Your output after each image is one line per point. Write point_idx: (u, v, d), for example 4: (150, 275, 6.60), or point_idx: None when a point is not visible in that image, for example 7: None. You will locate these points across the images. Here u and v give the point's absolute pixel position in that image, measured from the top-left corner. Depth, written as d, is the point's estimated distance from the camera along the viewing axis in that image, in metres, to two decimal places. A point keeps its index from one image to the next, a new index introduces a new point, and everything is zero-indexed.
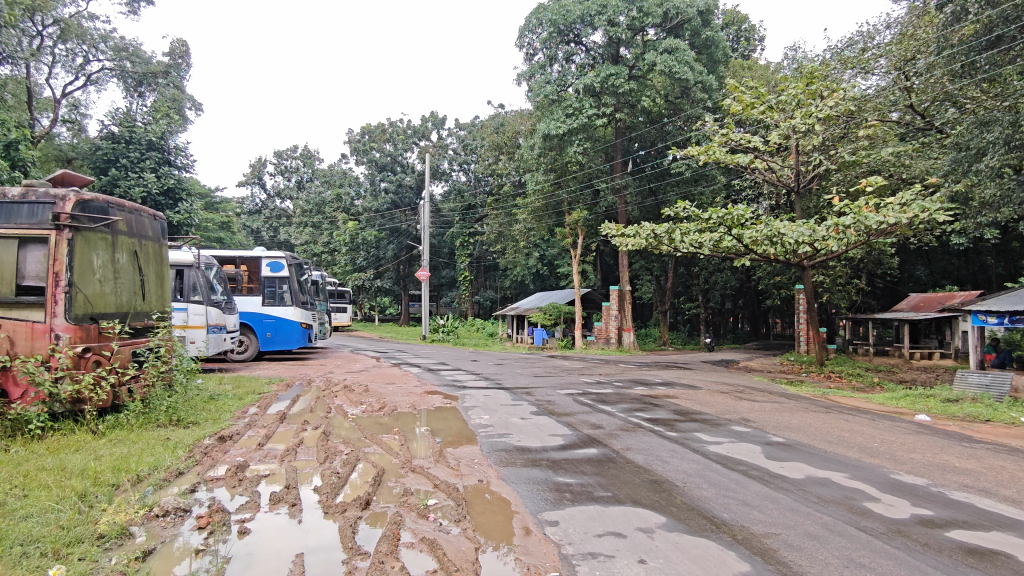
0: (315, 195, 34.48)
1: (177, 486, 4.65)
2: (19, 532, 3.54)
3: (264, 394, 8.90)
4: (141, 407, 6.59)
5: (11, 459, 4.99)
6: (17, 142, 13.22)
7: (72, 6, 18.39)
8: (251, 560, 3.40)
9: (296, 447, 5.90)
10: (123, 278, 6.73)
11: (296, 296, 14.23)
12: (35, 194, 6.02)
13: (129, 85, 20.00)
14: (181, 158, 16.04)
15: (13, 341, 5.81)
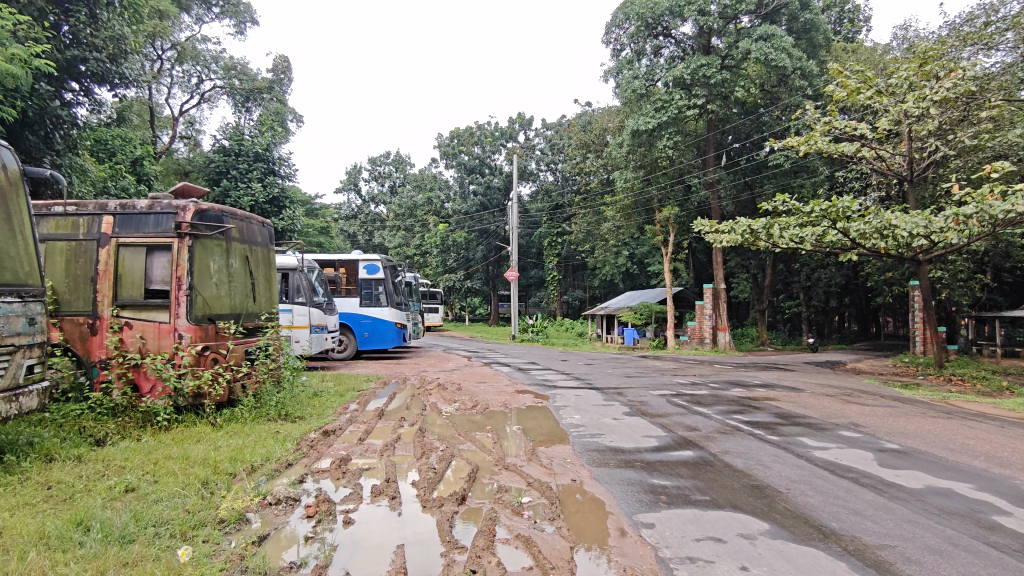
0: (408, 199, 35.60)
1: (287, 477, 4.93)
2: (152, 514, 3.88)
3: (363, 392, 9.27)
4: (254, 402, 7.05)
5: (142, 448, 5.48)
6: (143, 158, 14.46)
7: (188, 31, 19.97)
8: (356, 550, 3.55)
9: (393, 442, 6.12)
10: (236, 282, 7.22)
11: (391, 297, 14.73)
12: (160, 205, 6.54)
13: (237, 101, 21.43)
14: (285, 168, 16.99)
15: (144, 339, 6.37)
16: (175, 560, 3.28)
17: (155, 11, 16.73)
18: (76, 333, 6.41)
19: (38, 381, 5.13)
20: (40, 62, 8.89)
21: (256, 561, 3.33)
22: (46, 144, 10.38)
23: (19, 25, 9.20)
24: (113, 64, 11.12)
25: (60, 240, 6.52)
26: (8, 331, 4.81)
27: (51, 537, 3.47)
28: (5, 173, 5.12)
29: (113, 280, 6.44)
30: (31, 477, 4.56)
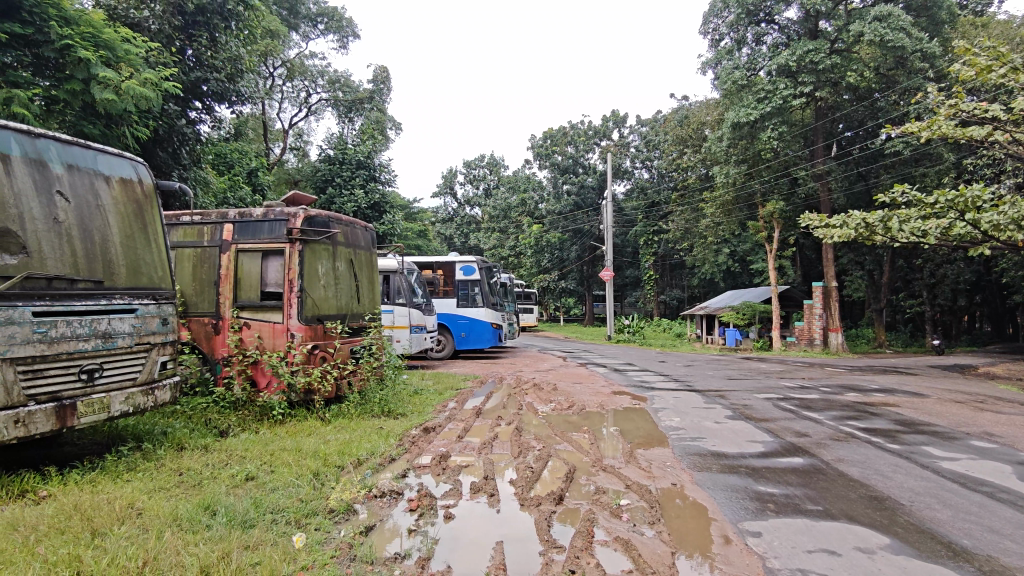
0: (502, 201, 35.99)
1: (390, 471, 5.13)
2: (270, 502, 4.15)
3: (461, 390, 9.47)
4: (360, 399, 7.38)
5: (259, 439, 5.87)
6: (257, 169, 15.47)
7: (296, 48, 21.21)
8: (457, 544, 3.63)
9: (491, 441, 6.21)
10: (342, 284, 7.58)
11: (487, 297, 14.98)
12: (273, 213, 6.96)
13: (340, 112, 22.50)
14: (385, 174, 17.64)
15: (261, 339, 6.82)
16: (291, 546, 3.49)
17: (267, 30, 17.88)
18: (203, 333, 7.03)
19: (170, 376, 5.60)
20: (168, 85, 9.75)
21: (364, 550, 3.49)
22: (175, 159, 11.35)
23: (151, 51, 10.13)
24: (231, 83, 11.99)
25: (188, 246, 7.19)
26: (145, 330, 5.30)
27: (184, 519, 3.79)
28: (141, 187, 5.65)
29: (233, 283, 6.96)
30: (166, 464, 5.00)
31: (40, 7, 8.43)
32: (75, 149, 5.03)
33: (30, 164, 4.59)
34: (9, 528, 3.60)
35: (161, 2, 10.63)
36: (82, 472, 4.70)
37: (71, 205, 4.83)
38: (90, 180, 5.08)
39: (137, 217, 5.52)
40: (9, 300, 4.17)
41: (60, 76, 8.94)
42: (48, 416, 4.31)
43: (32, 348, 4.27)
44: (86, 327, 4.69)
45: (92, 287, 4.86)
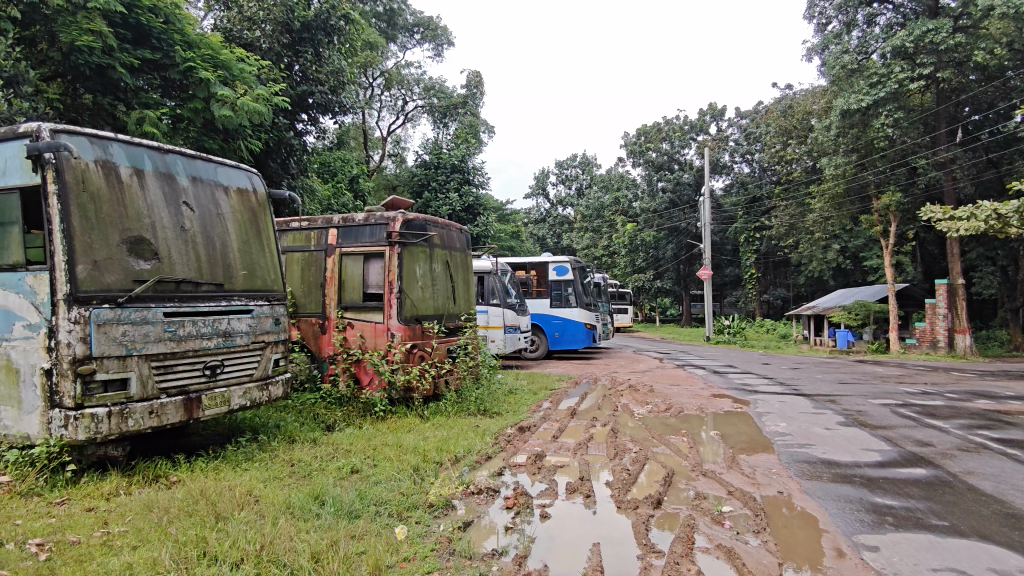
0: (595, 200, 35.66)
1: (487, 468, 5.21)
2: (374, 494, 4.33)
3: (556, 391, 9.48)
4: (456, 397, 7.55)
5: (363, 434, 6.13)
6: (358, 176, 16.11)
7: (394, 58, 22.00)
8: (554, 544, 3.63)
9: (587, 441, 6.17)
10: (439, 284, 7.76)
11: (580, 297, 14.90)
12: (374, 217, 7.24)
13: (436, 118, 23.08)
14: (479, 177, 17.91)
15: (363, 338, 7.12)
16: (394, 537, 3.62)
17: (366, 43, 18.68)
18: (311, 332, 7.45)
19: (283, 372, 5.96)
20: (278, 99, 10.40)
21: (462, 545, 3.56)
22: (284, 169, 12.09)
23: (263, 68, 10.88)
24: (334, 95, 12.60)
25: (297, 251, 7.64)
26: (259, 330, 5.66)
27: (296, 507, 4.02)
28: (255, 196, 6.04)
29: (338, 285, 7.31)
30: (279, 455, 5.33)
31: (167, 34, 9.28)
32: (199, 163, 5.46)
33: (160, 178, 5.03)
34: (145, 508, 3.96)
35: (270, 22, 11.37)
36: (207, 460, 5.09)
37: (196, 214, 5.25)
38: (212, 191, 5.50)
39: (252, 224, 5.91)
40: (144, 302, 4.58)
41: (185, 96, 9.79)
42: (177, 408, 4.70)
43: (163, 345, 4.67)
44: (209, 327, 5.07)
45: (214, 289, 5.24)
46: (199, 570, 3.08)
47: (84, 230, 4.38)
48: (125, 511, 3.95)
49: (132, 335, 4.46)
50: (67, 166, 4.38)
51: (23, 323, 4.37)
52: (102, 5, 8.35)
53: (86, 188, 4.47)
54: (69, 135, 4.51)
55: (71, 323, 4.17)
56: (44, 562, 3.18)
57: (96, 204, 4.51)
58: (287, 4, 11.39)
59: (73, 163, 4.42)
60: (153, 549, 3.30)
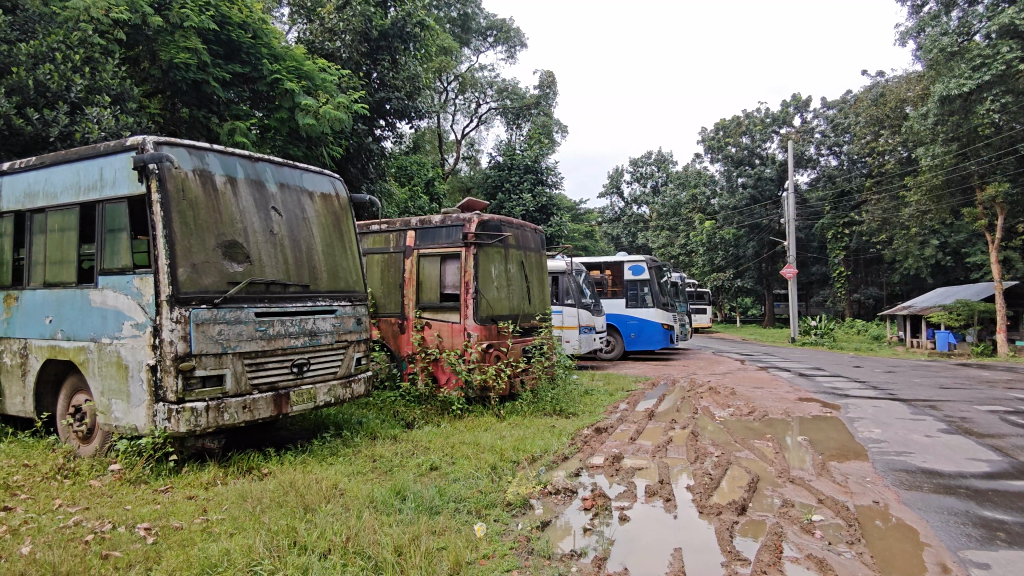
0: (671, 198, 34.91)
1: (564, 469, 5.19)
2: (453, 491, 4.40)
3: (633, 392, 9.34)
4: (532, 397, 7.57)
5: (441, 432, 6.24)
6: (434, 179, 16.35)
7: (467, 61, 22.33)
8: (634, 547, 3.58)
9: (665, 444, 6.04)
10: (514, 285, 7.79)
11: (657, 297, 14.61)
12: (451, 219, 7.36)
13: (509, 119, 23.21)
14: (552, 177, 17.85)
15: (441, 337, 7.26)
16: (473, 534, 3.67)
17: (441, 48, 19.03)
18: (390, 332, 7.67)
19: (365, 369, 6.15)
20: (357, 106, 10.73)
21: (541, 545, 3.56)
22: (364, 174, 12.48)
23: (343, 77, 11.32)
24: (410, 100, 12.86)
25: (377, 253, 7.89)
26: (343, 329, 5.86)
27: (379, 501, 4.14)
28: (337, 200, 6.25)
29: (416, 285, 7.50)
30: (362, 450, 5.51)
31: (256, 49, 9.98)
32: (285, 170, 5.72)
33: (251, 185, 5.30)
34: (241, 498, 4.18)
35: (350, 32, 11.78)
36: (295, 454, 5.33)
37: (283, 219, 5.49)
38: (298, 196, 5.74)
39: (336, 227, 6.12)
40: (238, 303, 4.83)
41: (272, 107, 10.30)
42: (267, 403, 4.95)
43: (254, 343, 4.92)
44: (296, 326, 5.30)
45: (300, 290, 5.46)
46: (292, 558, 3.22)
47: (184, 236, 4.67)
48: (222, 500, 4.18)
49: (227, 334, 4.73)
50: (168, 176, 4.69)
51: (131, 323, 4.70)
52: (195, 24, 9.15)
53: (185, 197, 4.77)
54: (171, 146, 4.83)
55: (173, 323, 4.46)
56: (152, 545, 3.42)
57: (194, 211, 4.80)
58: (366, 14, 11.74)
59: (174, 173, 4.72)
60: (249, 537, 3.48)
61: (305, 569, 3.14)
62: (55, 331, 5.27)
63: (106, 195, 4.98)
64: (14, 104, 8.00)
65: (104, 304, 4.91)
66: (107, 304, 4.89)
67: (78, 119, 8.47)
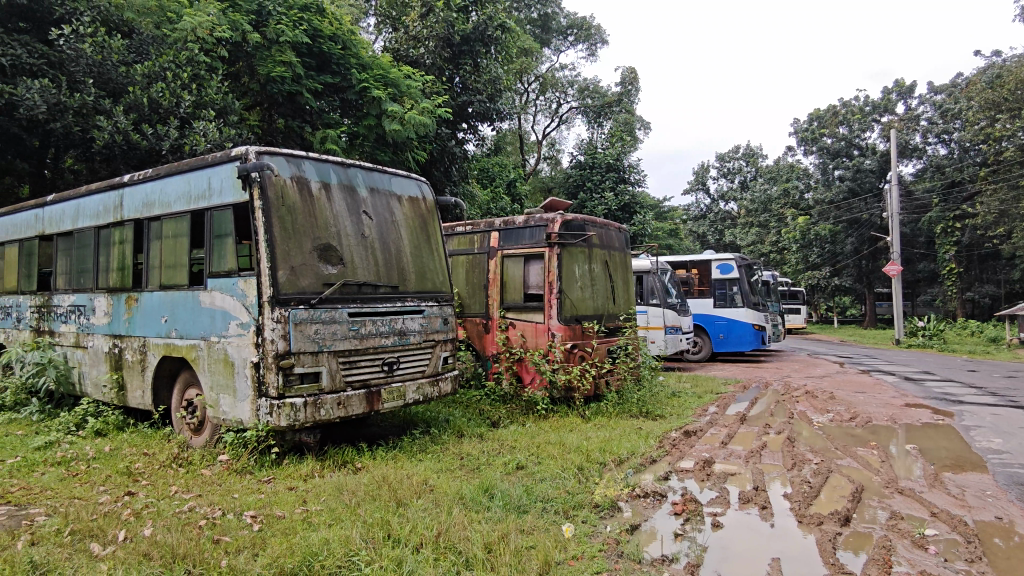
0: (761, 193, 33.56)
1: (652, 472, 5.10)
2: (540, 491, 4.42)
3: (722, 395, 9.05)
4: (618, 398, 7.47)
5: (527, 432, 6.27)
6: (516, 180, 16.41)
7: (548, 61, 22.38)
8: (728, 555, 3.47)
9: (759, 449, 5.81)
10: (598, 284, 7.72)
11: (747, 297, 14.08)
12: (534, 219, 7.38)
13: (590, 118, 23.03)
14: (635, 175, 17.53)
15: (525, 337, 7.31)
16: (561, 534, 3.67)
17: (522, 49, 19.16)
18: (475, 332, 7.80)
19: (452, 368, 6.27)
20: (441, 111, 10.94)
21: (630, 548, 3.52)
22: (447, 177, 12.73)
23: (427, 83, 11.64)
24: (492, 103, 12.95)
25: (462, 254, 8.06)
26: (430, 329, 6.00)
27: (468, 497, 4.21)
28: (424, 203, 6.40)
29: (500, 285, 7.58)
30: (450, 448, 5.62)
31: (345, 59, 10.43)
32: (375, 175, 5.92)
33: (343, 190, 5.52)
34: (337, 491, 4.37)
35: (433, 39, 12.11)
36: (387, 450, 5.51)
37: (373, 222, 5.68)
38: (387, 200, 5.92)
39: (423, 229, 6.27)
40: (333, 303, 5.05)
41: (359, 115, 10.69)
42: (360, 400, 5.15)
43: (348, 342, 5.12)
44: (386, 326, 5.48)
45: (390, 291, 5.63)
46: (386, 550, 3.33)
47: (283, 240, 4.92)
48: (320, 491, 4.38)
49: (323, 333, 4.95)
50: (269, 183, 4.96)
51: (237, 323, 5.01)
52: (290, 38, 9.75)
53: (284, 203, 5.02)
54: (270, 155, 5.10)
55: (274, 322, 4.71)
56: (257, 532, 3.63)
57: (292, 216, 5.04)
58: (449, 19, 11.99)
59: (274, 180, 4.98)
60: (346, 528, 3.62)
61: (399, 562, 3.23)
62: (170, 330, 5.69)
63: (213, 203, 5.33)
64: (131, 121, 9.01)
65: (212, 305, 5.26)
66: (216, 305, 5.23)
67: (187, 133, 9.18)
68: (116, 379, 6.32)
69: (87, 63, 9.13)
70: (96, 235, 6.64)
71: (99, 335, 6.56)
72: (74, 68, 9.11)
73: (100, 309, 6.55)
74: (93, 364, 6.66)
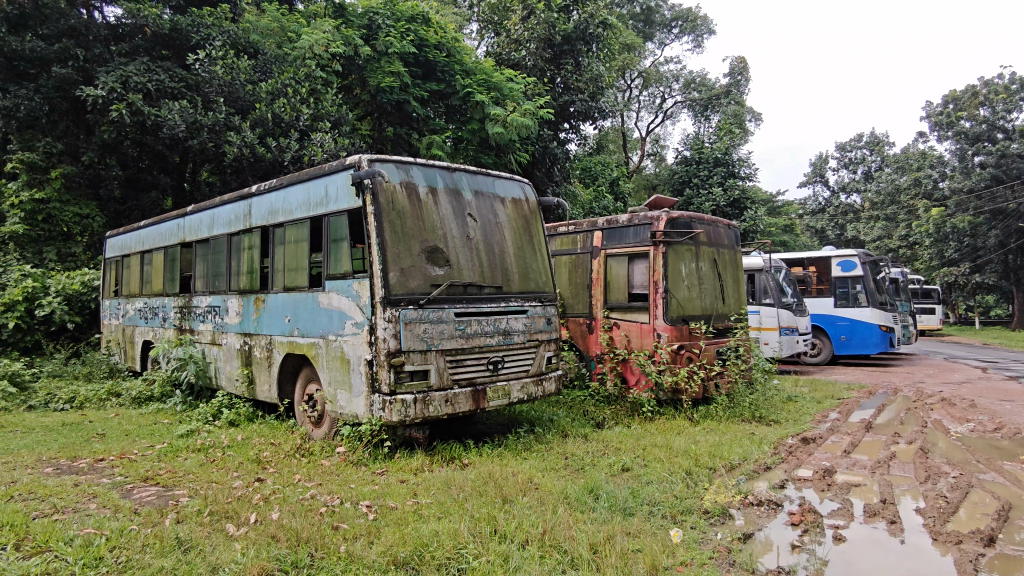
0: (888, 183, 31.09)
1: (766, 479, 4.87)
2: (646, 494, 4.33)
3: (845, 400, 8.49)
4: (728, 402, 7.19)
5: (633, 433, 6.18)
6: (619, 178, 16.19)
7: (651, 56, 21.95)
8: (852, 570, 3.26)
9: (887, 460, 5.40)
10: (707, 284, 7.44)
11: (872, 296, 13.12)
12: (638, 218, 7.24)
13: (697, 112, 22.28)
14: (745, 169, 16.79)
15: (630, 338, 7.21)
16: (670, 539, 3.58)
17: (624, 45, 18.92)
18: (580, 332, 7.80)
19: (556, 368, 6.28)
20: (543, 112, 10.96)
21: (743, 557, 3.39)
22: (549, 178, 12.80)
23: (528, 85, 11.79)
24: (593, 101, 12.82)
25: (565, 254, 8.07)
26: (534, 329, 6.05)
27: (572, 497, 4.21)
28: (527, 204, 6.46)
29: (604, 285, 7.53)
30: (555, 447, 5.63)
31: (450, 66, 10.76)
32: (479, 178, 6.05)
33: (449, 193, 5.68)
34: (446, 485, 4.50)
35: (535, 41, 12.26)
36: (492, 447, 5.61)
37: (478, 224, 5.79)
38: (491, 203, 6.03)
39: (526, 230, 6.32)
40: (440, 303, 5.21)
41: (464, 119, 10.99)
42: (467, 397, 5.28)
43: (455, 341, 5.27)
44: (491, 326, 5.59)
45: (495, 291, 5.73)
46: (493, 544, 3.40)
47: (394, 242, 5.13)
48: (430, 485, 4.54)
49: (431, 332, 5.12)
50: (380, 189, 5.20)
51: (352, 322, 5.28)
52: (398, 49, 10.19)
53: (394, 208, 5.23)
54: (381, 162, 5.34)
55: (386, 322, 4.93)
56: (372, 521, 3.82)
57: (402, 219, 5.25)
58: (550, 20, 12.08)
59: (384, 186, 5.22)
60: (455, 522, 3.73)
61: (505, 557, 3.29)
62: (293, 329, 6.09)
63: (330, 209, 5.65)
64: (257, 135, 9.76)
65: (330, 306, 5.58)
66: (333, 306, 5.54)
67: (307, 144, 9.82)
68: (246, 374, 6.85)
69: (219, 83, 10.01)
70: (229, 241, 7.23)
71: (232, 333, 7.14)
72: (209, 89, 10.03)
73: (232, 310, 7.13)
74: (226, 360, 7.26)
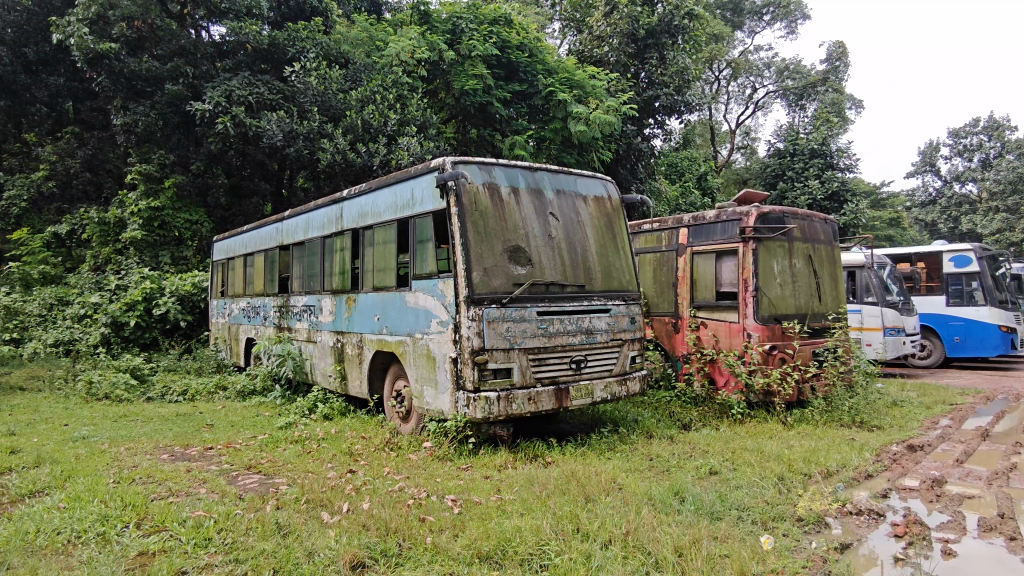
0: (1008, 171, 28.43)
1: (867, 488, 4.60)
2: (735, 497, 4.20)
3: (958, 406, 7.87)
4: (825, 405, 6.84)
5: (721, 436, 5.99)
6: (707, 173, 15.73)
7: (740, 45, 21.17)
8: None
9: (1006, 471, 4.97)
10: (801, 282, 7.10)
11: (991, 294, 12.10)
12: (726, 213, 7.02)
13: (791, 101, 21.28)
14: (845, 160, 15.88)
15: (717, 338, 7.00)
16: (760, 546, 3.45)
17: (711, 36, 18.37)
18: (665, 331, 7.65)
19: (640, 368, 6.18)
20: (627, 108, 10.75)
21: (840, 568, 3.22)
22: (633, 175, 12.62)
23: (612, 81, 11.66)
24: (680, 95, 12.47)
25: (649, 252, 7.94)
26: (618, 328, 5.98)
27: (657, 499, 4.14)
28: (610, 202, 6.39)
29: (690, 284, 7.35)
30: (639, 448, 5.54)
31: (532, 67, 10.82)
32: (561, 177, 6.05)
33: (531, 193, 5.71)
34: (529, 482, 4.53)
35: (617, 36, 12.17)
36: (576, 446, 5.60)
37: (560, 223, 5.79)
38: (573, 201, 6.02)
39: (608, 229, 6.25)
40: (523, 303, 5.26)
41: (546, 119, 11.01)
42: (550, 396, 5.29)
43: (538, 340, 5.30)
44: (574, 324, 5.58)
45: (577, 290, 5.71)
46: (576, 542, 3.40)
47: (477, 242, 5.23)
48: (513, 482, 4.58)
49: (514, 331, 5.18)
50: (464, 190, 5.30)
51: (437, 321, 5.42)
52: (481, 52, 10.35)
53: (477, 208, 5.33)
54: (465, 164, 5.45)
55: (470, 320, 5.02)
56: (457, 515, 3.90)
57: (485, 219, 5.33)
58: (633, 15, 11.89)
59: (468, 187, 5.32)
60: (537, 518, 3.75)
61: (588, 555, 3.27)
62: (382, 326, 6.32)
63: (416, 211, 5.81)
64: (348, 141, 10.22)
65: (417, 304, 5.74)
66: (420, 305, 5.70)
67: (394, 149, 10.17)
68: (339, 370, 7.16)
69: (313, 94, 10.57)
70: (322, 243, 7.59)
71: (326, 331, 7.48)
72: (303, 99, 10.59)
73: (326, 308, 7.48)
74: (321, 356, 7.61)
